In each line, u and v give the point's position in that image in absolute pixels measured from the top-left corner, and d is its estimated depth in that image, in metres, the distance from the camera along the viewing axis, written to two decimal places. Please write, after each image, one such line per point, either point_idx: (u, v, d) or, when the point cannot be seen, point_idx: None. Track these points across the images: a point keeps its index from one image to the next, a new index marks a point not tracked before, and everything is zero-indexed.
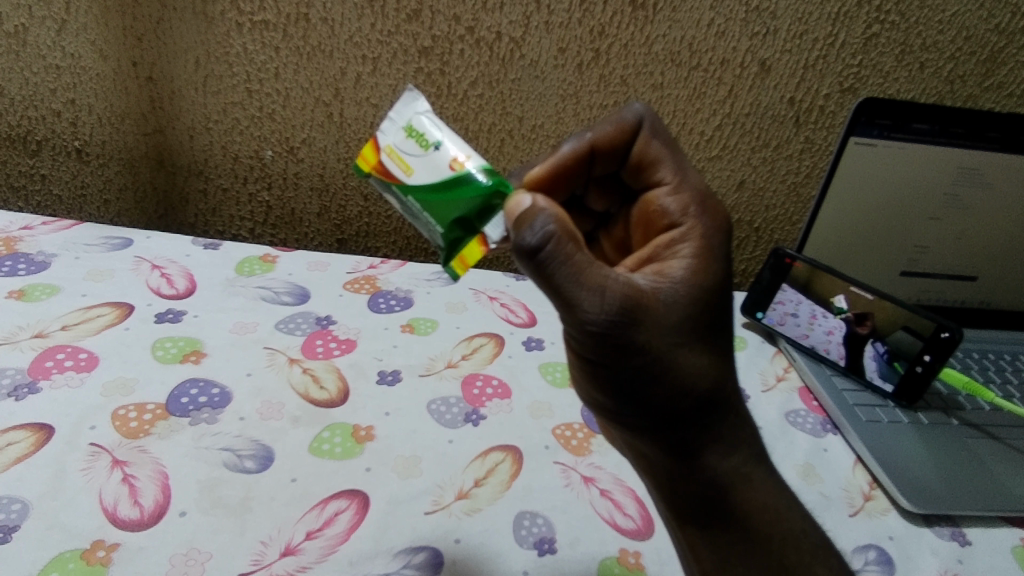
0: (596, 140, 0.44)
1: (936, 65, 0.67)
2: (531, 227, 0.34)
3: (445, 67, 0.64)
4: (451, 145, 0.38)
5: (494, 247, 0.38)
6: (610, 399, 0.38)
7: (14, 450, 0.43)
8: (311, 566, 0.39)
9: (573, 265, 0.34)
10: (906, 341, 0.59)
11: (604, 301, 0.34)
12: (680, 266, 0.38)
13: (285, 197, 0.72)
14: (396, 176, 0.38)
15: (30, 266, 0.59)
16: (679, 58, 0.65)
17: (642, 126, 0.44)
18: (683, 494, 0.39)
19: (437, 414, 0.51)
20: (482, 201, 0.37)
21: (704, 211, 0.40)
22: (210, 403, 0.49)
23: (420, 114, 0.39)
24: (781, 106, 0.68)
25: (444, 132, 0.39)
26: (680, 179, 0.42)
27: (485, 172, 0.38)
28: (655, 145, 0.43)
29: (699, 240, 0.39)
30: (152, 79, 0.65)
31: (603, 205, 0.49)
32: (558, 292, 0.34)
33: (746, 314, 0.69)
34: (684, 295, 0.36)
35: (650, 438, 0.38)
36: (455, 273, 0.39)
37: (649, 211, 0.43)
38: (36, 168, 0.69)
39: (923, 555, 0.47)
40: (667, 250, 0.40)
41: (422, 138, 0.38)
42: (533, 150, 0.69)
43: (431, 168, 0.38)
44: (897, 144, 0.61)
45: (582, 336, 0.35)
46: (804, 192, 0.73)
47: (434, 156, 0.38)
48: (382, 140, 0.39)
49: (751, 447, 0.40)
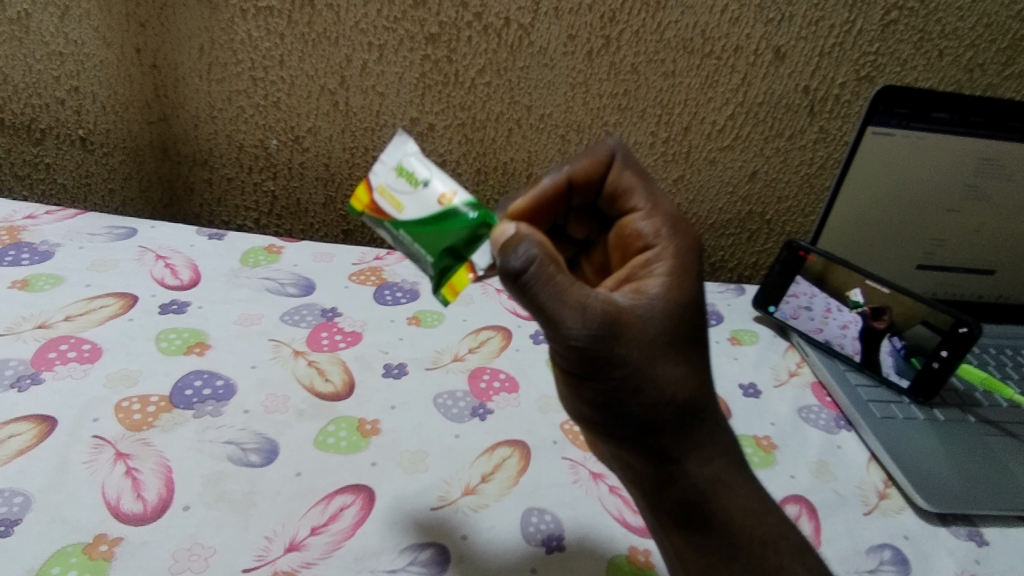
0: (574, 173, 0.44)
1: (955, 52, 0.65)
2: (517, 252, 0.33)
3: (453, 54, 0.63)
4: (440, 180, 0.38)
5: (481, 275, 0.38)
6: (595, 412, 0.38)
7: (16, 442, 0.42)
8: (317, 562, 0.39)
9: (554, 284, 0.33)
10: (924, 335, 0.57)
11: (586, 317, 0.34)
12: (656, 284, 0.38)
13: (290, 186, 0.71)
14: (388, 213, 0.38)
15: (34, 255, 0.59)
16: (691, 45, 0.63)
17: (615, 157, 0.44)
18: (669, 495, 0.38)
19: (443, 408, 0.51)
20: (469, 232, 0.37)
21: (677, 232, 0.41)
22: (215, 395, 0.48)
23: (410, 155, 0.39)
24: (796, 94, 0.66)
25: (432, 170, 0.38)
26: (652, 205, 0.42)
27: (473, 205, 0.37)
28: (627, 174, 0.44)
29: (672, 259, 0.39)
30: (155, 66, 0.64)
31: (584, 232, 0.48)
32: (543, 312, 0.34)
33: (758, 308, 0.68)
34: (660, 312, 0.36)
35: (632, 446, 0.38)
36: (445, 300, 0.38)
37: (624, 235, 0.43)
38: (40, 156, 0.69)
39: (939, 555, 0.46)
40: (642, 270, 0.39)
41: (411, 177, 0.38)
42: (542, 140, 0.68)
43: (420, 204, 0.37)
44: (916, 133, 0.59)
45: (564, 352, 0.35)
46: (818, 183, 0.72)
47: (423, 193, 0.38)
48: (374, 180, 0.39)
49: (734, 452, 0.40)
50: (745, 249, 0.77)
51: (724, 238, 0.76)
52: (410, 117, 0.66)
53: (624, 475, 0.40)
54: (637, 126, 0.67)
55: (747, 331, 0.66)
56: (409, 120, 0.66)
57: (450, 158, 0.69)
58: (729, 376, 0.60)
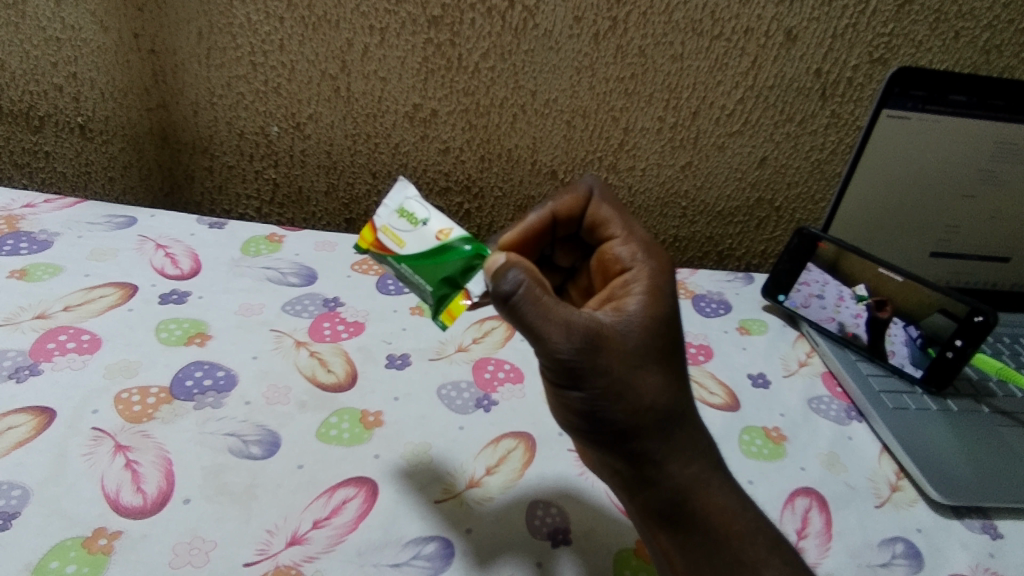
0: (557, 208, 0.46)
1: (972, 33, 0.63)
2: (505, 276, 0.35)
3: (456, 37, 0.61)
4: (438, 219, 0.41)
5: (476, 301, 0.40)
6: (583, 420, 0.37)
7: (15, 434, 0.42)
8: (319, 556, 0.38)
9: (541, 303, 0.34)
10: (939, 324, 0.56)
11: (570, 332, 0.34)
12: (635, 302, 0.38)
13: (292, 174, 0.70)
14: (390, 249, 0.41)
15: (33, 245, 0.58)
16: (701, 27, 0.61)
17: (593, 194, 0.46)
18: (662, 492, 0.37)
19: (447, 399, 0.50)
20: (465, 263, 0.40)
21: (652, 255, 0.42)
22: (216, 386, 0.47)
23: (411, 199, 0.42)
24: (807, 78, 0.65)
25: (431, 210, 0.42)
26: (629, 233, 0.44)
27: (468, 239, 0.41)
28: (605, 208, 0.45)
29: (648, 280, 0.40)
30: (153, 52, 0.63)
31: (569, 260, 0.49)
32: (533, 333, 0.34)
33: (767, 297, 0.66)
34: (639, 326, 0.36)
35: (613, 451, 0.37)
36: (443, 324, 0.40)
37: (604, 261, 0.44)
38: (39, 145, 0.68)
39: (952, 548, 0.45)
40: (620, 290, 0.40)
41: (412, 217, 0.42)
42: (547, 126, 0.67)
43: (421, 240, 0.41)
44: (931, 117, 0.57)
45: (551, 367, 0.35)
46: (829, 169, 0.70)
47: (423, 230, 0.41)
48: (377, 221, 0.42)
49: (711, 454, 0.39)
50: (753, 237, 0.76)
51: (732, 226, 0.75)
52: (412, 102, 0.65)
53: (615, 478, 0.39)
54: (644, 111, 0.66)
55: (756, 321, 0.65)
56: (412, 106, 0.65)
57: (453, 144, 0.68)
58: (738, 367, 0.59)
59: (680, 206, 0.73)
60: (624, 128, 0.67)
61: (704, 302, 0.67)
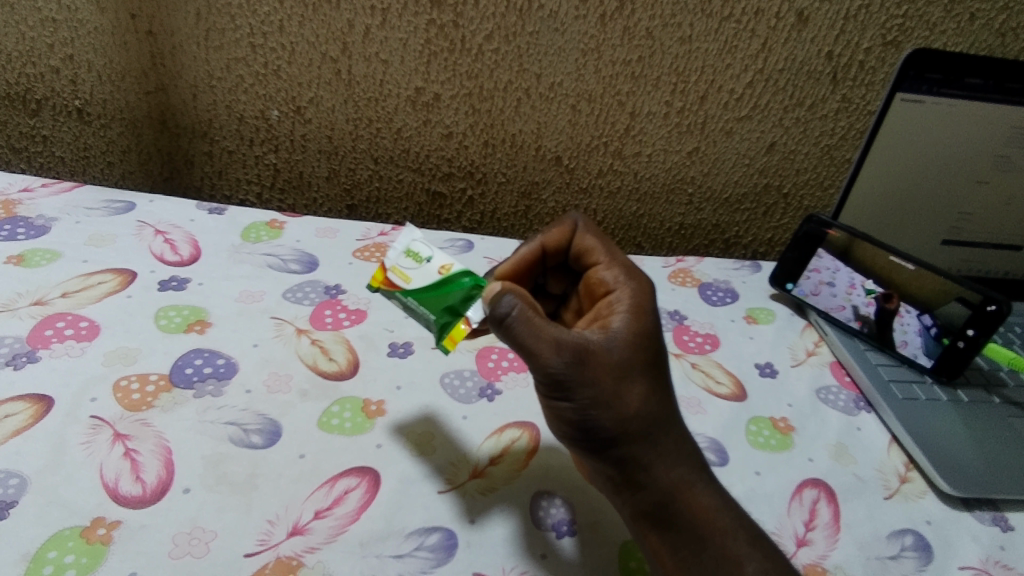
0: (545, 239, 0.45)
1: (988, 15, 0.61)
2: (499, 299, 0.34)
3: (459, 19, 0.60)
4: (441, 256, 0.41)
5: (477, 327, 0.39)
6: (575, 429, 0.36)
7: (11, 422, 0.41)
8: (320, 547, 0.38)
9: (534, 323, 0.34)
10: (954, 312, 0.54)
11: (560, 348, 0.34)
12: (619, 321, 0.38)
13: (292, 159, 0.69)
14: (398, 286, 0.41)
15: (30, 230, 0.57)
16: (710, 8, 0.60)
17: (578, 225, 0.46)
18: (667, 483, 0.37)
19: (450, 388, 0.49)
20: (466, 293, 0.40)
21: (634, 277, 0.41)
22: (216, 374, 0.47)
23: (416, 239, 0.42)
24: (819, 61, 0.63)
25: (436, 249, 0.42)
26: (614, 258, 0.43)
27: (469, 272, 0.40)
28: (590, 236, 0.45)
29: (631, 301, 0.39)
30: (152, 33, 0.61)
31: (561, 287, 0.48)
32: (525, 351, 0.34)
33: (776, 285, 0.66)
34: (622, 341, 0.36)
35: (615, 447, 0.36)
36: (447, 350, 0.39)
37: (590, 285, 0.43)
38: (36, 128, 0.67)
39: (963, 541, 0.45)
40: (606, 310, 0.39)
41: (417, 255, 0.41)
42: (552, 110, 0.65)
43: (425, 276, 0.40)
44: (946, 100, 0.56)
45: (542, 382, 0.35)
46: (839, 155, 0.69)
47: (427, 266, 0.41)
48: (386, 262, 0.42)
49: None
50: (761, 224, 0.74)
51: (739, 213, 0.73)
52: (415, 86, 0.64)
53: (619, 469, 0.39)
54: (651, 95, 0.65)
55: (764, 309, 0.64)
56: (414, 89, 0.64)
57: (456, 129, 0.66)
58: (745, 356, 0.58)
59: (686, 193, 0.71)
60: (630, 114, 0.66)
61: (711, 290, 0.66)
